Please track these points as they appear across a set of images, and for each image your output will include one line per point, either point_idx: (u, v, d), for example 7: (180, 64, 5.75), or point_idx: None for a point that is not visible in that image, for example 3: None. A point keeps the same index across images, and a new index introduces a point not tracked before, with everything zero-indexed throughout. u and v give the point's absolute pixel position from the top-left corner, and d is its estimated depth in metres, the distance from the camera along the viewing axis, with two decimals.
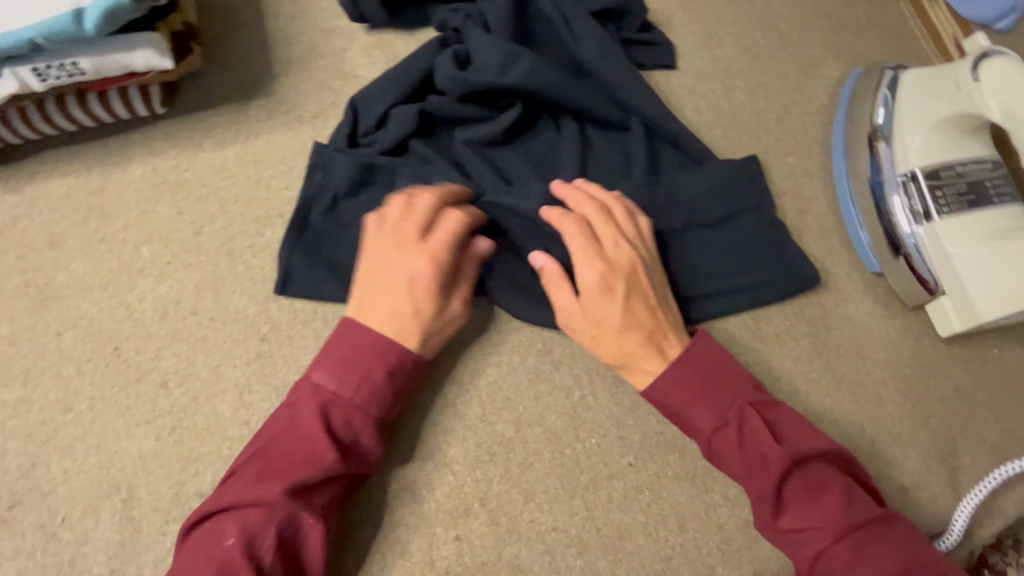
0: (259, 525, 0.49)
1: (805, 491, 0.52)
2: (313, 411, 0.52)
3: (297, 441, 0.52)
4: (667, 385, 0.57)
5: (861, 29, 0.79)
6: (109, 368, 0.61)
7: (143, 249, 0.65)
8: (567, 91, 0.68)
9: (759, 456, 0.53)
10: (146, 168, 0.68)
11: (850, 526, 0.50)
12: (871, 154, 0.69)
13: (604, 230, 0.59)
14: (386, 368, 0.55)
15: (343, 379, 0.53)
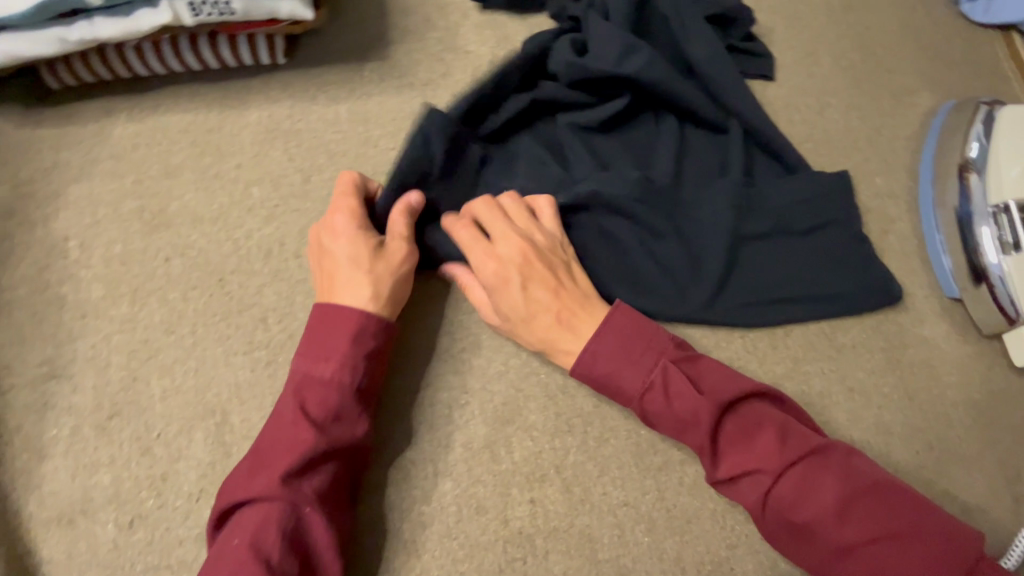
0: (260, 520, 0.48)
1: (737, 436, 0.52)
2: (292, 396, 0.54)
3: (281, 428, 0.52)
4: (589, 362, 0.57)
5: (955, 63, 0.81)
6: (213, 297, 0.63)
7: (253, 189, 0.67)
8: (679, 89, 0.70)
9: (688, 411, 0.53)
10: (262, 113, 0.70)
11: (784, 464, 0.49)
12: (960, 184, 0.71)
13: (493, 223, 0.60)
14: (347, 341, 0.55)
15: (312, 360, 0.55)
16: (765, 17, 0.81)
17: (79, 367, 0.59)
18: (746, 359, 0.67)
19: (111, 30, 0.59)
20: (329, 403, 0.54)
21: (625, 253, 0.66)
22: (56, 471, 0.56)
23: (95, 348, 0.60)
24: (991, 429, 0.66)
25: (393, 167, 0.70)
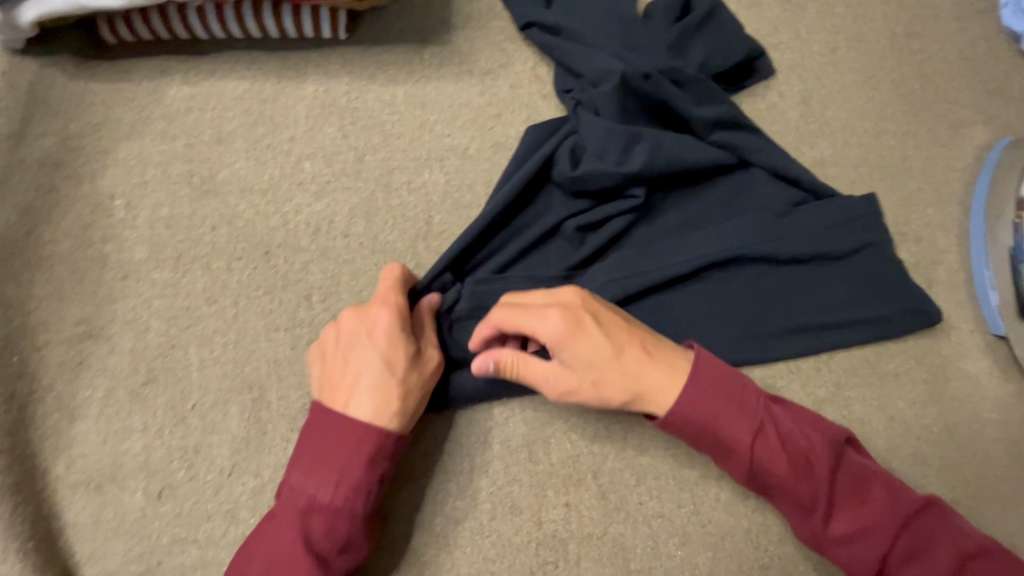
0: None
1: (849, 489, 0.54)
2: (294, 519, 0.49)
3: (283, 554, 0.48)
4: (685, 404, 0.53)
5: (1014, 99, 0.81)
6: (258, 270, 0.62)
7: (305, 163, 0.66)
8: (694, 153, 0.66)
9: (804, 455, 0.54)
10: (319, 88, 0.69)
11: (898, 519, 0.53)
12: (1012, 224, 0.71)
13: (529, 293, 0.57)
14: (362, 468, 0.50)
15: (319, 482, 0.49)
16: (827, 37, 0.81)
17: (117, 330, 0.58)
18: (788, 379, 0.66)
19: None
20: (338, 533, 0.50)
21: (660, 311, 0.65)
22: (88, 434, 0.55)
23: (134, 311, 0.59)
24: None
25: (448, 154, 0.69)
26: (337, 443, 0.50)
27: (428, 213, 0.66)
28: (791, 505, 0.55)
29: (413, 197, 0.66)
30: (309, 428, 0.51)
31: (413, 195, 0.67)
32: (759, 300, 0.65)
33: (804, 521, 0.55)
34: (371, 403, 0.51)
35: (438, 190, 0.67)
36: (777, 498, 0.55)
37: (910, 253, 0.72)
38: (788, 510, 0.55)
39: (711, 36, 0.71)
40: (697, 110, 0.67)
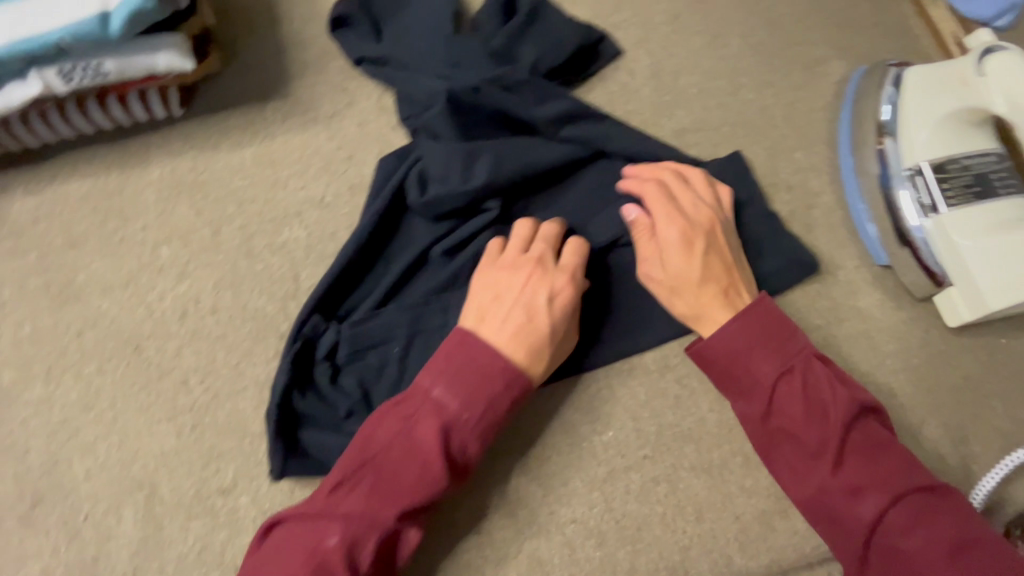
0: (362, 533, 0.51)
1: (864, 448, 0.53)
2: (436, 429, 0.53)
3: (412, 457, 0.53)
4: (721, 333, 0.57)
5: (864, 28, 0.81)
6: (130, 367, 0.61)
7: (162, 249, 0.66)
8: (539, 157, 0.65)
9: (824, 406, 0.54)
10: (164, 169, 0.69)
11: (905, 487, 0.50)
12: (876, 152, 0.68)
13: (682, 194, 0.63)
14: (508, 406, 0.55)
15: (467, 402, 0.54)
16: (669, 5, 0.80)
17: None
18: (682, 356, 0.65)
19: None
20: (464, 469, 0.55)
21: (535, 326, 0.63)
22: None
23: (12, 436, 0.59)
24: (933, 394, 0.65)
25: (305, 207, 0.68)
26: (491, 379, 0.55)
27: (294, 270, 0.66)
28: (795, 455, 0.54)
29: (276, 258, 0.66)
30: (464, 353, 0.55)
31: (276, 256, 0.66)
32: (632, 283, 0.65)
33: (810, 476, 0.53)
34: (527, 356, 0.56)
35: (300, 246, 0.67)
36: (784, 445, 0.55)
37: (785, 203, 0.72)
38: (790, 465, 0.54)
39: (540, 36, 0.72)
40: (536, 111, 0.67)
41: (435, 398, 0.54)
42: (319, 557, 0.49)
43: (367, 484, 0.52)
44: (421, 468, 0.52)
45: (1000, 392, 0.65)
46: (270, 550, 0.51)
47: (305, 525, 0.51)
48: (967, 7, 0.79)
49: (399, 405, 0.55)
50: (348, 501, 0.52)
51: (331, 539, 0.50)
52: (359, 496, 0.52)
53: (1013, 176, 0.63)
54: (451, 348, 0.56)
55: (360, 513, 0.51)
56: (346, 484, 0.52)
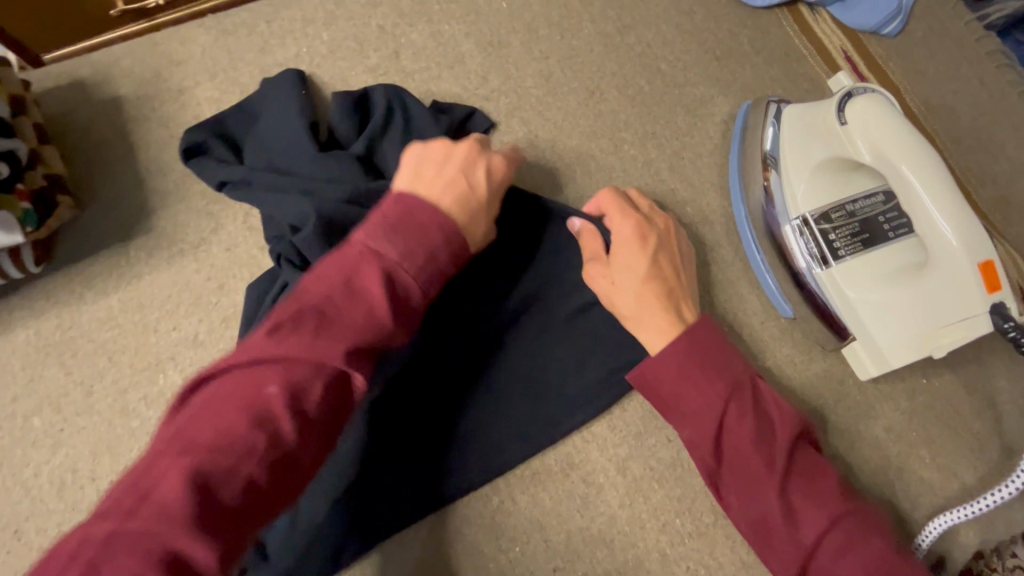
0: (305, 379, 0.42)
1: (805, 468, 0.54)
2: (377, 273, 0.47)
3: (354, 303, 0.46)
4: (670, 352, 0.56)
5: (746, 58, 0.77)
6: (11, 554, 0.59)
7: (33, 419, 0.63)
8: None
9: (770, 425, 0.55)
10: (30, 332, 0.66)
11: (839, 509, 0.52)
12: (762, 190, 0.65)
13: (641, 201, 0.65)
14: (450, 261, 0.51)
15: (410, 252, 0.49)
16: (538, 65, 0.77)
17: None
18: (585, 453, 0.62)
19: None
20: (411, 325, 0.49)
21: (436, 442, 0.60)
22: None
23: None
24: (858, 453, 0.61)
25: (179, 349, 0.66)
26: (430, 227, 0.50)
27: None
28: (745, 480, 0.54)
29: (153, 411, 0.64)
30: (405, 210, 0.51)
31: (153, 408, 0.64)
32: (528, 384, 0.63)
33: (759, 499, 0.53)
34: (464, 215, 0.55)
35: None
36: (733, 463, 0.55)
37: None
38: (740, 488, 0.54)
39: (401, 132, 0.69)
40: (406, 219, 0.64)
41: (375, 247, 0.48)
42: (256, 413, 0.40)
43: (309, 327, 0.44)
44: (365, 313, 0.46)
45: (926, 438, 0.61)
46: (193, 410, 0.41)
47: (237, 377, 0.42)
48: (854, 21, 0.77)
49: (336, 259, 0.48)
50: (285, 346, 0.43)
51: (270, 389, 0.41)
52: (300, 340, 0.43)
53: (902, 219, 0.59)
54: (393, 205, 0.51)
55: (302, 353, 0.43)
56: (280, 329, 0.44)
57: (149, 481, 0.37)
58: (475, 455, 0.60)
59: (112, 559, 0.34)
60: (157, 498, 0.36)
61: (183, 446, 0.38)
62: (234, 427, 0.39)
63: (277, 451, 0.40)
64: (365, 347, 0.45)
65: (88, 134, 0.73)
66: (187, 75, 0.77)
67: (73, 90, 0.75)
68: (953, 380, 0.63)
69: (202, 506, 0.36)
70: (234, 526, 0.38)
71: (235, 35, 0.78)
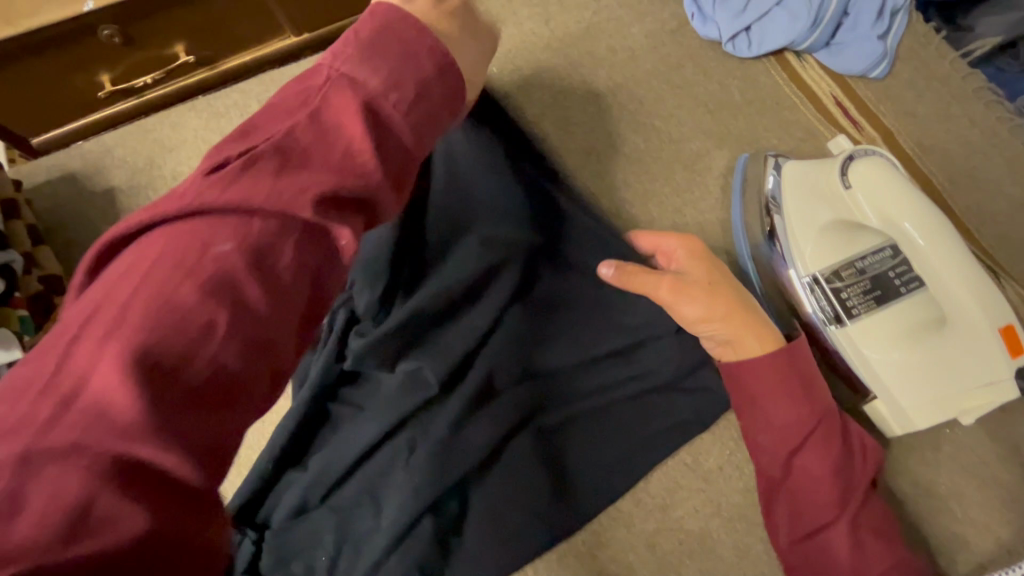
0: (273, 236, 0.34)
1: (875, 511, 0.55)
2: (349, 100, 0.39)
3: (321, 139, 0.38)
4: (772, 373, 0.58)
5: (737, 108, 0.78)
6: None
7: None
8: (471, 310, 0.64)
9: (849, 460, 0.56)
10: None
11: (900, 552, 0.54)
12: (769, 247, 0.65)
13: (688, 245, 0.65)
14: (438, 88, 0.43)
15: (383, 70, 0.41)
16: (532, 128, 0.77)
17: None
18: (612, 530, 0.61)
19: None
20: (405, 176, 0.42)
21: (505, 484, 0.60)
22: None
23: None
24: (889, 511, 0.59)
25: None
26: (406, 58, 0.42)
27: None
28: (810, 500, 0.56)
29: None
30: (379, 30, 0.43)
31: None
32: (589, 436, 0.63)
33: (820, 522, 0.55)
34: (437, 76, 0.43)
35: None
36: (799, 484, 0.57)
37: None
38: (799, 508, 0.56)
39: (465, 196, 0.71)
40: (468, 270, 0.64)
41: (344, 74, 0.40)
42: (212, 276, 0.31)
43: (266, 166, 0.36)
44: (342, 153, 0.38)
45: (958, 491, 0.60)
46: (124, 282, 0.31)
47: (177, 235, 0.32)
48: (842, 67, 0.78)
49: (293, 107, 0.40)
50: (242, 189, 0.34)
51: (223, 245, 0.32)
52: (259, 179, 0.35)
53: (914, 274, 0.57)
54: (369, 31, 0.43)
55: (263, 204, 0.34)
56: (229, 178, 0.35)
57: (79, 373, 0.28)
58: (513, 497, 0.60)
59: (53, 463, 0.25)
60: (93, 391, 0.27)
61: (114, 324, 0.29)
62: (184, 301, 0.30)
63: (245, 323, 0.31)
64: (344, 194, 0.36)
65: (83, 228, 0.73)
66: (181, 160, 0.76)
67: (65, 183, 0.74)
68: (976, 428, 0.62)
69: (158, 398, 0.27)
70: (211, 417, 0.29)
71: (227, 116, 0.78)
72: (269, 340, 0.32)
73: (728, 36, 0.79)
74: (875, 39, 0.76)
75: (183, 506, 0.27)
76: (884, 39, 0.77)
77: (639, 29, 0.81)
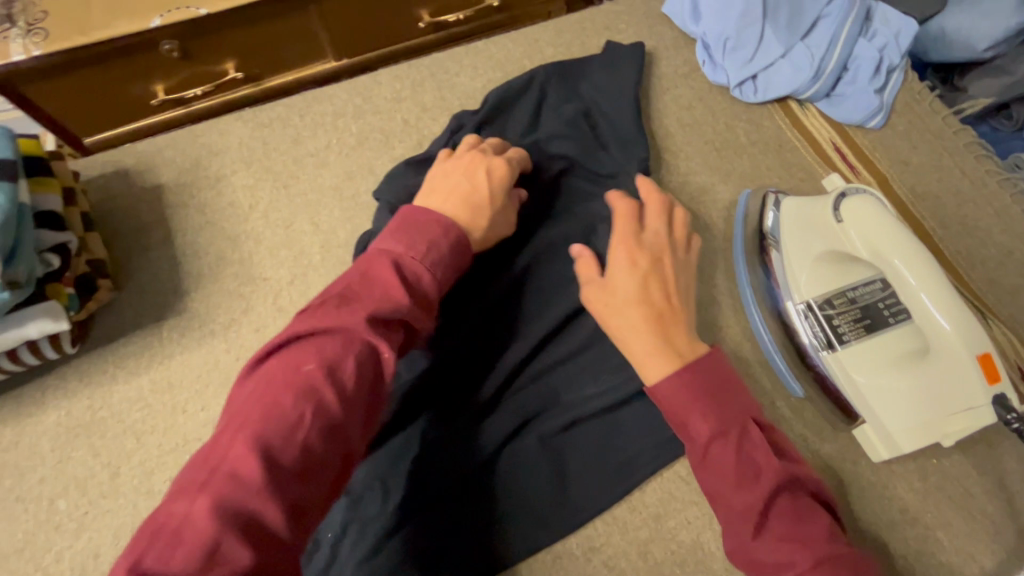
0: (339, 354, 0.49)
1: (794, 520, 0.52)
2: (386, 264, 0.56)
3: (370, 287, 0.54)
4: (667, 386, 0.57)
5: (743, 148, 0.84)
6: None
7: (59, 502, 0.64)
8: (504, 312, 0.71)
9: (759, 469, 0.54)
10: (62, 413, 0.68)
11: (824, 557, 0.50)
12: (765, 274, 0.69)
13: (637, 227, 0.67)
14: (447, 246, 0.60)
15: (411, 244, 0.58)
16: None
17: None
18: (606, 534, 0.63)
19: None
20: (425, 307, 0.57)
21: (517, 482, 0.64)
22: None
23: None
24: (877, 535, 0.61)
25: (206, 430, 0.68)
26: (430, 225, 0.60)
27: None
28: (727, 509, 0.54)
29: None
30: (405, 214, 0.61)
31: None
32: (599, 442, 0.66)
33: (739, 535, 0.53)
34: (471, 213, 0.65)
35: None
36: (719, 498, 0.55)
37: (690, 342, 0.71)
38: (726, 521, 0.55)
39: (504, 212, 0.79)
40: (502, 278, 0.72)
41: (382, 249, 0.58)
42: (302, 386, 0.46)
43: (333, 304, 0.52)
44: (383, 297, 0.54)
45: (944, 519, 0.62)
46: (252, 389, 0.47)
47: (281, 360, 0.48)
48: (841, 115, 0.84)
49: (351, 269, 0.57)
50: (319, 320, 0.51)
51: (308, 365, 0.48)
52: (328, 313, 0.51)
53: (901, 305, 0.62)
54: (399, 214, 0.61)
55: (335, 330, 0.50)
56: (317, 311, 0.51)
57: (216, 455, 0.42)
58: (515, 497, 0.63)
59: (192, 526, 0.38)
60: (228, 467, 0.41)
61: (239, 423, 0.44)
62: (285, 406, 0.45)
63: (322, 419, 0.46)
64: (384, 317, 0.53)
65: (130, 219, 0.78)
66: (225, 163, 0.83)
67: (118, 178, 0.81)
68: (963, 460, 0.64)
69: (268, 472, 0.41)
70: (297, 483, 0.43)
71: (271, 127, 0.85)
72: (335, 426, 0.46)
73: (736, 82, 0.85)
74: (872, 93, 0.83)
75: (277, 543, 0.40)
76: (880, 94, 0.83)
77: (653, 72, 0.89)
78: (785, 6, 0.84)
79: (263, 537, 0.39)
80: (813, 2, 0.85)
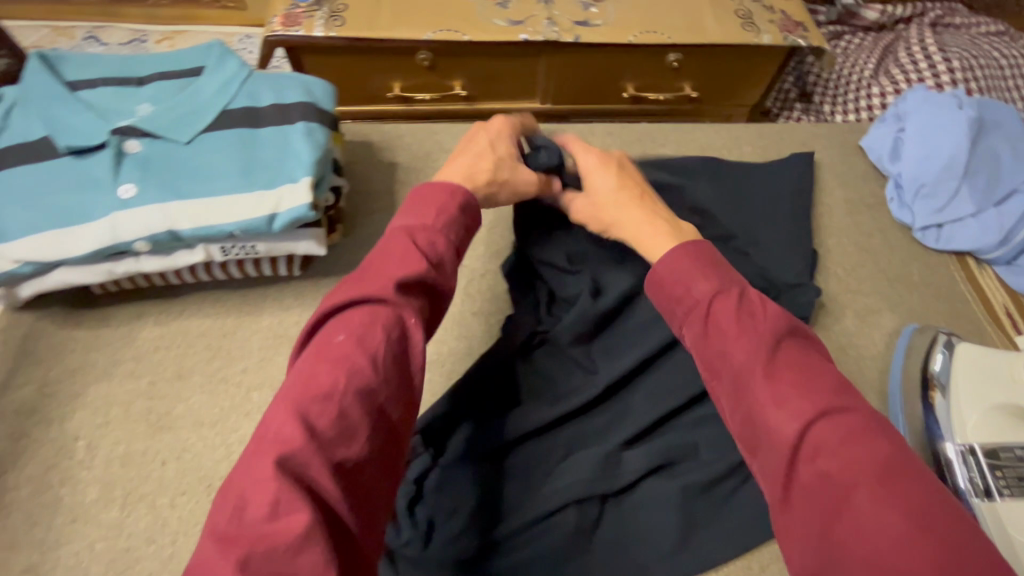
0: (368, 326, 0.48)
1: (800, 372, 0.45)
2: (402, 236, 0.56)
3: (386, 256, 0.54)
4: (666, 259, 0.56)
5: (913, 285, 0.88)
6: (199, 504, 0.66)
7: (253, 394, 0.74)
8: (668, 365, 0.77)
9: (763, 324, 0.47)
10: (273, 319, 0.79)
11: (831, 404, 0.42)
12: (928, 407, 0.71)
13: None
14: (459, 211, 0.61)
15: (423, 215, 0.59)
16: None
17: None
18: None
19: (154, 264, 0.68)
20: (445, 273, 0.57)
21: (646, 519, 0.67)
22: None
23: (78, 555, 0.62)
24: None
25: None
26: (444, 200, 0.61)
27: None
28: (732, 373, 0.46)
29: None
30: (420, 192, 0.62)
31: None
32: (728, 509, 0.68)
33: (745, 396, 0.45)
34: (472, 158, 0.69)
35: None
36: (717, 365, 0.48)
37: None
38: (729, 387, 0.47)
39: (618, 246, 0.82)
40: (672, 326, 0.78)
41: (400, 227, 0.57)
42: (336, 357, 0.45)
43: (348, 281, 0.53)
44: (394, 259, 0.53)
45: None
46: (295, 367, 0.46)
47: (315, 342, 0.47)
48: (1019, 284, 0.87)
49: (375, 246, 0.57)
50: (337, 295, 0.51)
51: (339, 336, 0.47)
52: (353, 286, 0.51)
53: None
54: (412, 196, 0.62)
55: (360, 303, 0.49)
56: (338, 291, 0.52)
57: (263, 425, 0.41)
58: (640, 531, 0.67)
59: (249, 493, 0.37)
60: (272, 435, 0.40)
61: (281, 397, 0.43)
62: (319, 376, 0.43)
63: (357, 382, 0.44)
64: (407, 283, 0.52)
65: (365, 182, 0.92)
66: None
67: (364, 146, 0.96)
68: None
69: (307, 434, 0.40)
70: (341, 443, 0.41)
71: None
72: (366, 382, 0.44)
73: (921, 225, 0.91)
74: None
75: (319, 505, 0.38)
76: None
77: (840, 194, 0.96)
78: (984, 172, 0.90)
79: (314, 497, 0.38)
80: (1013, 176, 0.91)
